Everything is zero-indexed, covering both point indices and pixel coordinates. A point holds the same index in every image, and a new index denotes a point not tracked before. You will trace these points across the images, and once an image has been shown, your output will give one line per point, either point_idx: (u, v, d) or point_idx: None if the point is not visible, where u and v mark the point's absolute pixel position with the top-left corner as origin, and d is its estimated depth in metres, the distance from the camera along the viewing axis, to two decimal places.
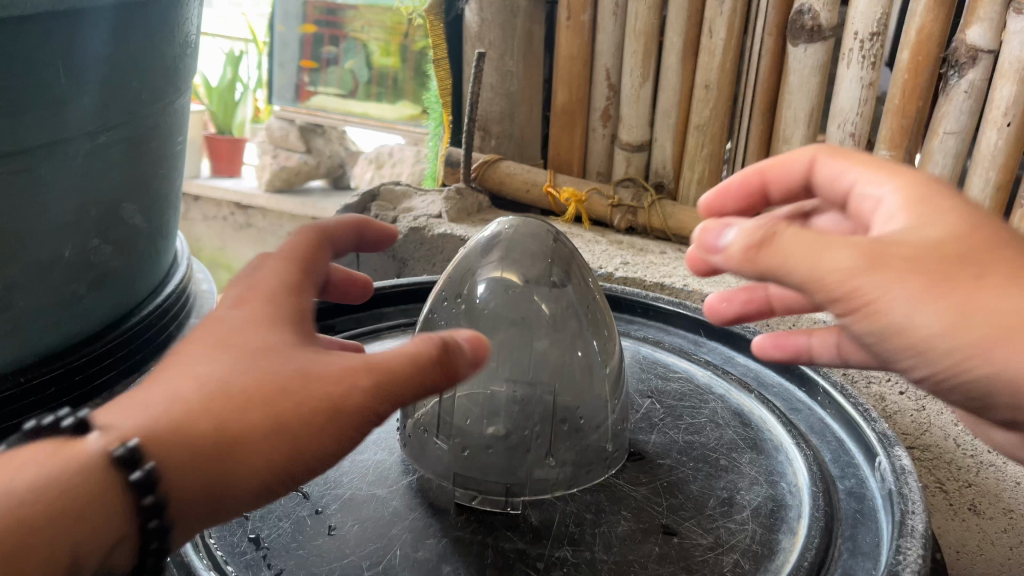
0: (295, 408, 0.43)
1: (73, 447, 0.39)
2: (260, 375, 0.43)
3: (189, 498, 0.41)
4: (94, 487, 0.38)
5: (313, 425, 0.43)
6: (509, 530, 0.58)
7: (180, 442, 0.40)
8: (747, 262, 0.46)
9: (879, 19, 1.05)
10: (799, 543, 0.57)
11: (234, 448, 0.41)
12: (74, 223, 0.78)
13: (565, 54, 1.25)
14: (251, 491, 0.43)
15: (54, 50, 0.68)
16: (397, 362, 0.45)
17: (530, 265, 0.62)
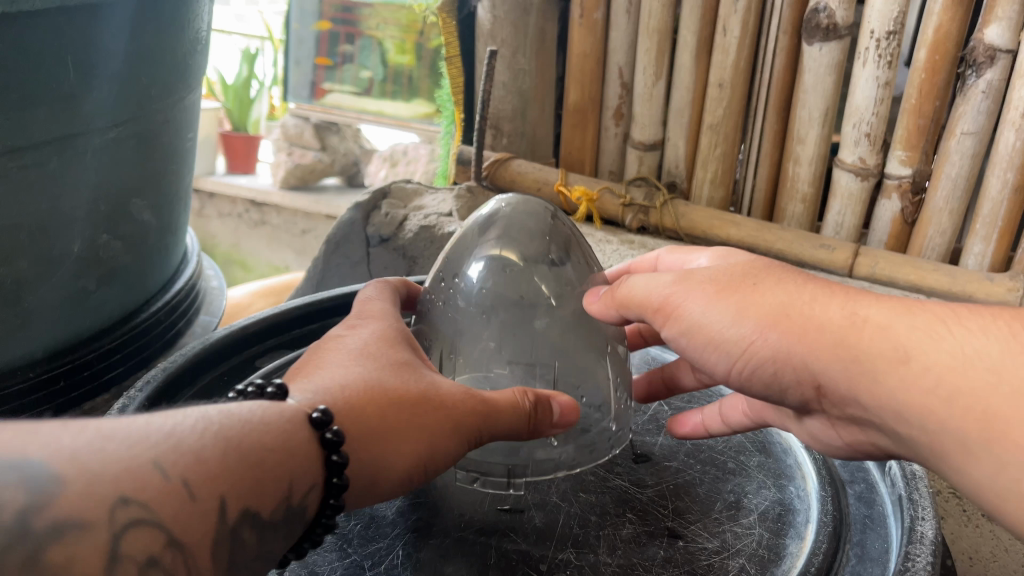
0: (446, 413, 0.49)
1: (279, 402, 0.44)
2: (422, 383, 0.49)
3: (356, 480, 0.46)
4: (305, 443, 0.43)
5: (447, 429, 0.49)
6: (512, 532, 0.57)
7: (355, 421, 0.46)
8: (611, 307, 0.57)
9: (896, 18, 1.04)
10: (807, 547, 0.56)
11: (391, 440, 0.47)
12: (84, 218, 0.79)
13: (577, 52, 1.25)
14: (394, 486, 0.48)
15: (63, 45, 0.68)
16: (509, 405, 0.52)
17: (527, 243, 0.61)
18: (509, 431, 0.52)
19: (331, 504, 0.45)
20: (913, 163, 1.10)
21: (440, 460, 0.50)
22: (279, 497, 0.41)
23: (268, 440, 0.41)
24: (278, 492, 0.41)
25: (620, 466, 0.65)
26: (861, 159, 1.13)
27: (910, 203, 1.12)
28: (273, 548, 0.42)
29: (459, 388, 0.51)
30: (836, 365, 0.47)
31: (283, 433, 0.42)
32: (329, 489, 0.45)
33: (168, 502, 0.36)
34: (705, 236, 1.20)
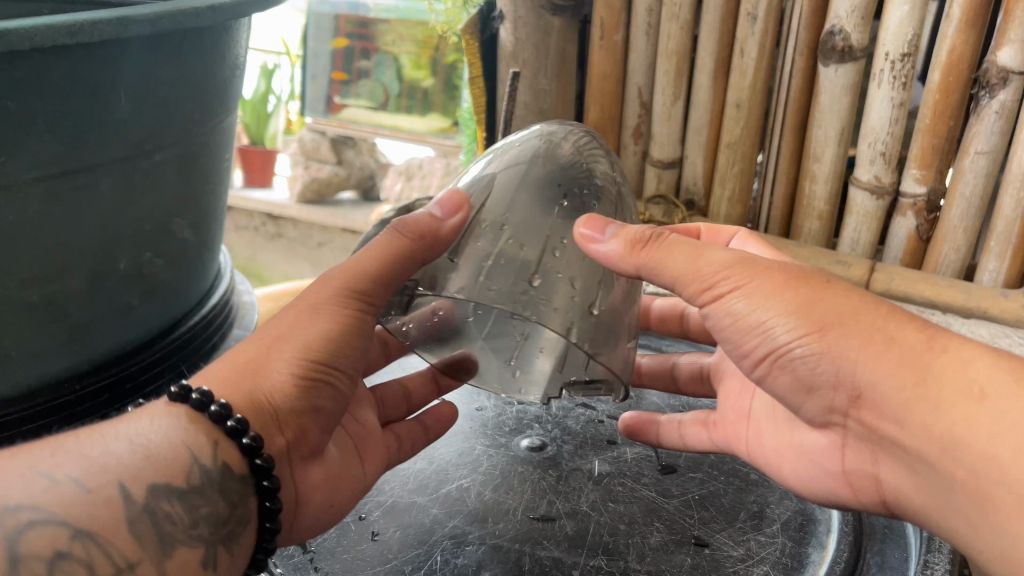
0: (295, 305, 0.62)
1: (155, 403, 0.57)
2: (279, 310, 0.63)
3: (254, 409, 0.57)
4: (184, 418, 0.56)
5: (307, 313, 0.61)
6: (545, 540, 0.60)
7: (228, 378, 0.58)
8: (633, 257, 0.59)
9: (911, 40, 1.06)
10: (828, 556, 0.58)
11: (279, 344, 0.60)
12: (130, 237, 0.82)
13: (597, 72, 1.26)
14: (300, 392, 0.59)
15: (112, 71, 0.72)
16: (363, 252, 0.63)
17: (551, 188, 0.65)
18: (401, 262, 0.63)
19: (245, 442, 0.56)
20: (928, 181, 1.13)
21: (323, 342, 0.60)
22: (184, 464, 0.54)
23: (158, 446, 0.54)
24: (182, 460, 0.54)
25: (648, 477, 0.68)
26: (876, 178, 1.15)
27: (925, 221, 1.15)
28: (212, 500, 0.54)
29: (324, 277, 0.63)
30: (898, 378, 0.53)
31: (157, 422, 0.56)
32: (235, 434, 0.56)
33: (85, 501, 0.49)
34: None
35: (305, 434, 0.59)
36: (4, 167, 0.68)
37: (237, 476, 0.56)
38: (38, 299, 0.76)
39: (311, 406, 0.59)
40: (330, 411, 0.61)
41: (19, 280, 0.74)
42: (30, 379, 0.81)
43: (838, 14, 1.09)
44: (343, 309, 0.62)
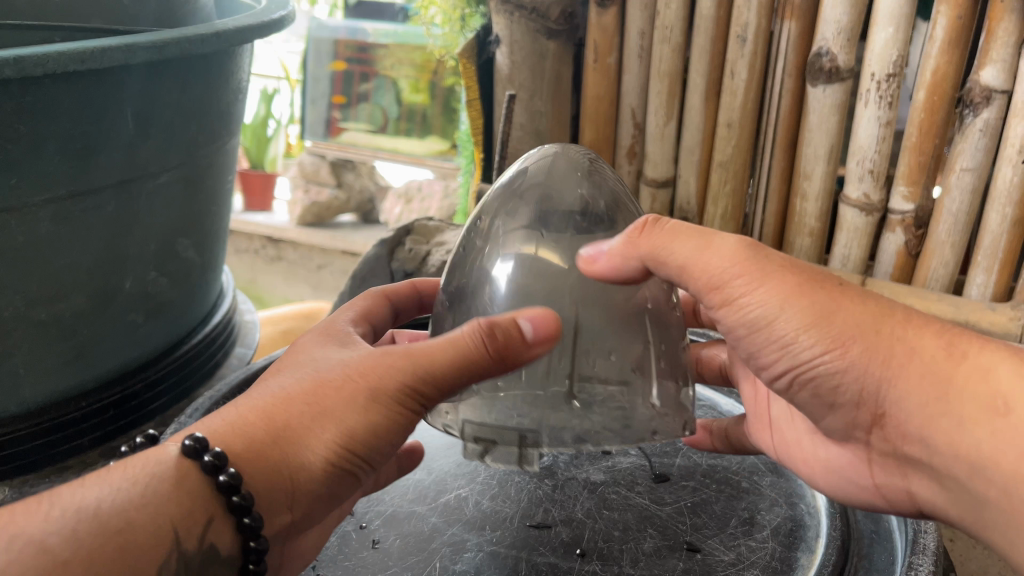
0: (349, 383, 0.52)
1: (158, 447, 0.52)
2: (331, 365, 0.54)
3: (266, 489, 0.52)
4: (176, 473, 0.51)
5: (361, 400, 0.52)
6: (541, 547, 0.62)
7: (240, 437, 0.51)
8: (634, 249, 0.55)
9: (895, 61, 1.09)
10: (817, 560, 0.60)
11: (307, 429, 0.52)
12: (136, 256, 0.84)
13: (592, 94, 1.30)
14: (321, 478, 0.53)
15: (122, 97, 0.75)
16: (439, 342, 0.52)
17: (563, 185, 0.63)
18: (466, 371, 0.52)
19: (245, 523, 0.51)
20: (916, 198, 1.15)
21: (363, 434, 0.52)
22: (163, 546, 0.49)
23: (139, 513, 0.48)
24: (161, 543, 0.49)
25: (641, 485, 0.70)
26: (865, 195, 1.18)
27: (913, 236, 1.17)
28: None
29: (391, 353, 0.53)
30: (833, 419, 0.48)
31: (151, 481, 0.50)
32: (232, 509, 0.51)
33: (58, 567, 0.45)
34: None
35: (311, 511, 0.54)
36: (16, 190, 0.70)
37: (223, 556, 0.52)
38: (47, 317, 0.78)
39: (331, 490, 0.54)
40: (345, 492, 0.55)
41: (29, 299, 0.76)
42: (38, 397, 0.83)
43: (825, 36, 1.12)
44: (388, 398, 0.52)
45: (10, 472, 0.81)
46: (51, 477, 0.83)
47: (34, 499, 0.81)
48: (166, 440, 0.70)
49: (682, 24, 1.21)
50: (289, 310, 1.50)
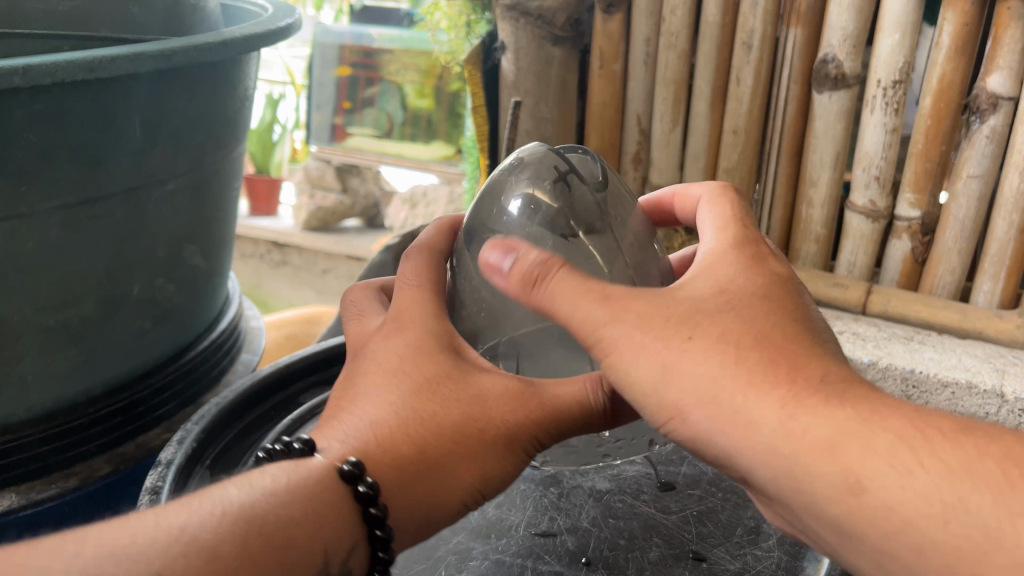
0: (495, 425, 0.53)
1: (304, 465, 0.52)
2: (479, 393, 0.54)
3: (404, 515, 0.53)
4: (329, 491, 0.51)
5: (501, 448, 0.54)
6: (547, 555, 0.62)
7: (390, 462, 0.52)
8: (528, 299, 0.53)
9: (901, 68, 1.09)
10: (822, 569, 0.60)
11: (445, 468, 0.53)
12: (144, 264, 0.85)
13: (598, 102, 1.29)
14: (446, 511, 0.55)
15: (130, 105, 0.75)
16: (557, 398, 0.55)
17: (551, 198, 0.65)
18: (574, 424, 0.56)
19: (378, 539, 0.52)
20: (922, 205, 1.15)
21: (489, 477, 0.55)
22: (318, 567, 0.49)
23: (302, 532, 0.49)
24: (315, 561, 0.49)
25: (647, 493, 0.70)
26: (871, 202, 1.18)
27: (919, 243, 1.17)
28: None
29: (529, 402, 0.54)
30: None
31: (308, 502, 0.50)
32: (371, 527, 0.52)
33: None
34: None
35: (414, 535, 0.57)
36: (25, 197, 0.71)
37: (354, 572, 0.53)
38: (55, 324, 0.79)
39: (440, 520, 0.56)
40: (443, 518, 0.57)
41: (38, 306, 0.76)
42: (46, 402, 0.83)
43: (831, 43, 1.12)
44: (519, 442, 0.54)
45: (17, 478, 0.81)
46: (58, 483, 0.83)
47: (40, 505, 0.81)
48: (173, 446, 0.71)
49: (688, 31, 1.21)
50: (293, 314, 1.50)
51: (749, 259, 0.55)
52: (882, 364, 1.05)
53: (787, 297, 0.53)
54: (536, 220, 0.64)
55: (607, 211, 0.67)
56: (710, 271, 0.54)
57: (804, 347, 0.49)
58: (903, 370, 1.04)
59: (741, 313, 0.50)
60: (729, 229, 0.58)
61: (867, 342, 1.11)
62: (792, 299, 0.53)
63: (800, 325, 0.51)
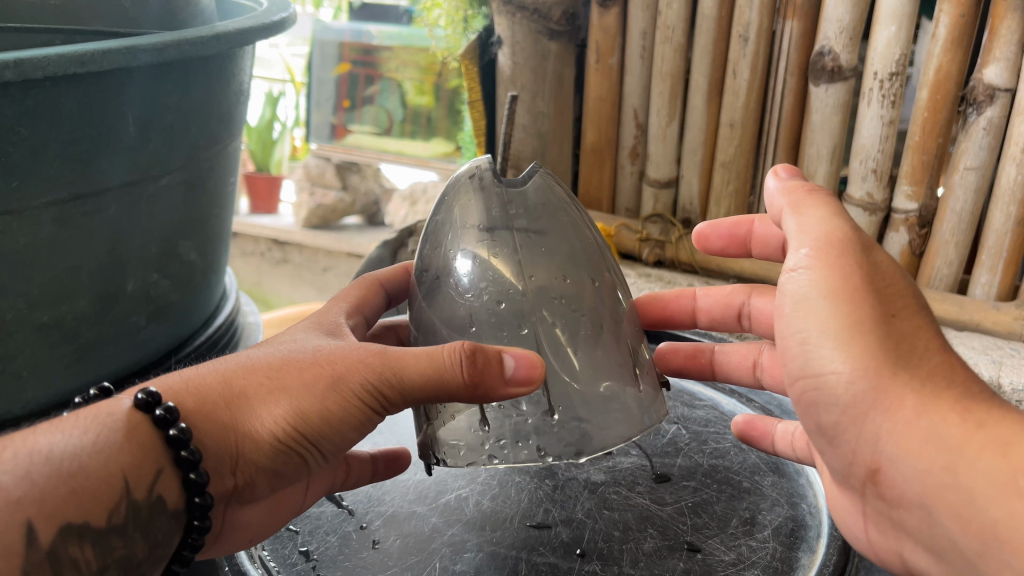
0: (313, 367, 0.52)
1: (110, 403, 0.51)
2: (304, 349, 0.54)
3: (212, 453, 0.51)
4: (128, 423, 0.50)
5: (321, 388, 0.52)
6: (542, 547, 0.62)
7: (195, 396, 0.51)
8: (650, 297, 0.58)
9: (898, 59, 1.09)
10: (818, 560, 0.60)
11: (255, 405, 0.51)
12: (138, 259, 0.85)
13: (594, 95, 1.30)
14: (270, 452, 0.52)
15: (123, 101, 0.75)
16: (418, 353, 0.52)
17: (487, 202, 0.59)
18: (437, 385, 0.51)
19: (189, 477, 0.51)
20: (919, 197, 1.15)
21: (326, 425, 0.52)
22: (112, 492, 0.49)
23: (92, 459, 0.48)
24: (110, 485, 0.49)
25: (642, 485, 0.69)
26: (868, 194, 1.17)
27: (917, 236, 1.17)
28: (131, 540, 0.50)
29: (364, 349, 0.53)
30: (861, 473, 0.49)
31: (102, 430, 0.50)
32: (179, 463, 0.51)
33: (13, 505, 0.46)
34: (720, 269, 1.27)
35: (256, 486, 0.54)
36: (17, 192, 0.71)
37: (169, 510, 0.52)
38: (49, 320, 0.79)
39: (273, 467, 0.53)
40: (291, 473, 0.54)
41: (32, 301, 0.77)
42: (41, 398, 0.83)
43: (827, 36, 1.11)
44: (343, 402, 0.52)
45: None
46: None
47: None
48: None
49: (684, 24, 1.21)
50: (292, 310, 1.50)
51: (854, 256, 0.54)
52: None
53: (898, 297, 0.53)
54: (492, 209, 0.59)
55: (578, 232, 0.60)
56: (812, 281, 0.54)
57: (909, 352, 0.50)
58: None
59: (846, 325, 0.51)
60: (836, 221, 0.56)
61: None
62: (899, 301, 0.52)
63: (909, 327, 0.51)
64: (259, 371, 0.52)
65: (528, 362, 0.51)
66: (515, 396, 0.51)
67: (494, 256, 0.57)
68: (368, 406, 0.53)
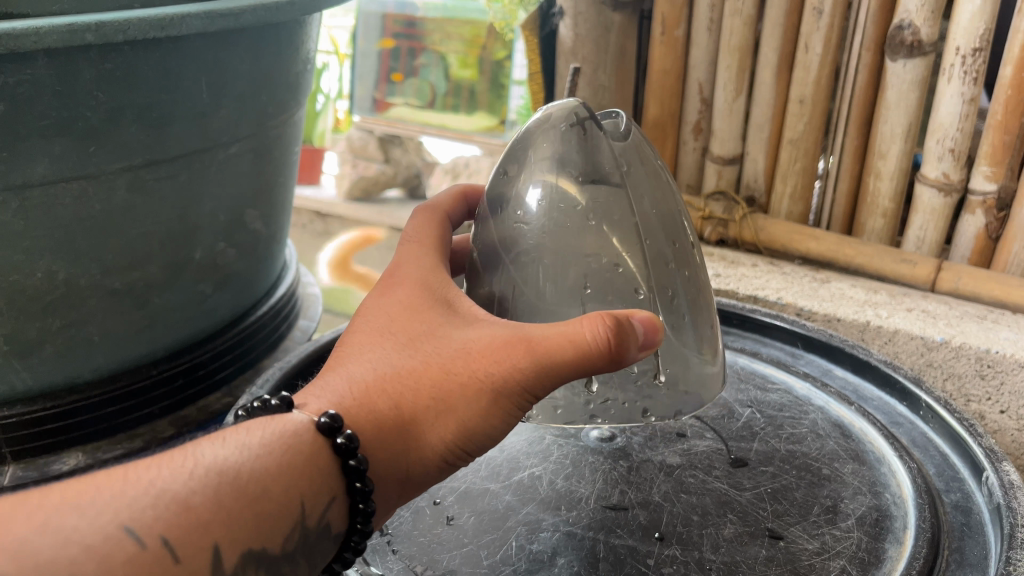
0: (472, 377, 0.53)
1: (287, 419, 0.52)
2: (451, 349, 0.54)
3: (384, 474, 0.54)
4: (309, 446, 0.51)
5: (485, 401, 0.53)
6: (618, 529, 0.61)
7: (369, 417, 0.53)
8: None
9: (982, 34, 1.04)
10: (906, 552, 0.58)
11: (424, 423, 0.53)
12: (206, 227, 0.84)
13: (658, 68, 1.27)
14: (436, 466, 0.55)
15: (194, 65, 0.74)
16: (560, 338, 0.51)
17: (581, 151, 0.60)
18: (586, 368, 0.51)
19: (356, 486, 0.52)
20: (999, 178, 1.10)
21: (485, 433, 0.54)
22: (292, 521, 0.50)
23: (275, 483, 0.49)
24: (291, 514, 0.50)
25: (719, 470, 0.68)
26: (944, 174, 1.13)
27: (994, 219, 1.13)
28: (296, 565, 0.51)
29: (510, 343, 0.52)
30: None
31: (287, 452, 0.50)
32: (351, 490, 0.53)
33: (203, 526, 0.46)
34: (785, 250, 1.23)
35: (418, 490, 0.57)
36: (94, 157, 0.71)
37: (333, 534, 0.53)
38: (121, 285, 0.79)
39: (433, 478, 0.56)
40: (449, 473, 0.57)
41: (104, 267, 0.77)
42: (110, 363, 0.83)
43: (907, 8, 1.07)
44: (502, 409, 0.53)
45: (78, 438, 0.81)
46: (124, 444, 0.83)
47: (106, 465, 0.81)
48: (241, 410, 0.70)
49: None
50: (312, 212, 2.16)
51: None
52: (955, 342, 0.97)
53: None
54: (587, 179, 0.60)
55: (658, 179, 0.63)
56: None
57: None
58: (977, 350, 0.96)
59: None
60: None
61: (938, 320, 1.03)
62: None
63: None
64: (410, 388, 0.53)
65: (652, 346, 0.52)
66: (641, 360, 0.52)
67: (587, 215, 0.59)
68: (521, 406, 0.54)
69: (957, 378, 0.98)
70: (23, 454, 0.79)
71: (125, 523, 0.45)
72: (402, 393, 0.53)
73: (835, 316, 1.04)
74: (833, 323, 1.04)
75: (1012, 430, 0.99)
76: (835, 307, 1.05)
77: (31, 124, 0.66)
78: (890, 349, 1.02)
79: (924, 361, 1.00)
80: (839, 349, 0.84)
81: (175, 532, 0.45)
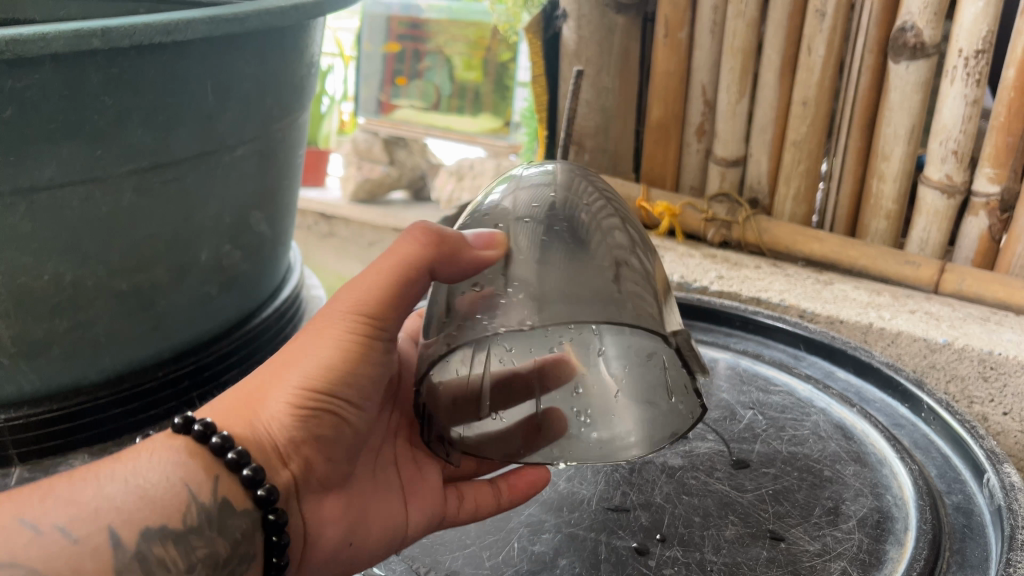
0: (309, 329, 0.58)
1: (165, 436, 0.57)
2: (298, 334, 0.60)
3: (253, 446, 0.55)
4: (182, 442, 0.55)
5: (321, 341, 0.57)
6: (620, 530, 0.61)
7: (222, 408, 0.57)
8: None
9: (986, 36, 1.04)
10: (907, 553, 0.58)
11: (282, 369, 0.57)
12: (212, 230, 0.85)
13: (661, 70, 1.27)
14: (305, 427, 0.56)
15: (199, 69, 0.75)
16: (360, 273, 0.59)
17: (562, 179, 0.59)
18: (409, 271, 0.58)
19: (228, 457, 0.54)
20: (1002, 180, 1.10)
21: (336, 372, 0.57)
22: (181, 498, 0.53)
23: (149, 471, 0.53)
24: (178, 491, 0.53)
25: (720, 471, 0.68)
26: (947, 176, 1.13)
27: (998, 221, 1.13)
28: (212, 540, 0.53)
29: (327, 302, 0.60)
30: None
31: (159, 449, 0.55)
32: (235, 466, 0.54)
33: (90, 513, 0.51)
34: (789, 251, 1.23)
35: (315, 464, 0.57)
36: (101, 160, 0.71)
37: (240, 510, 0.55)
38: (128, 288, 0.79)
39: (317, 443, 0.57)
40: (341, 446, 0.58)
41: (111, 269, 0.77)
42: (118, 365, 0.84)
43: (910, 10, 1.07)
44: (349, 343, 0.57)
45: (85, 439, 0.82)
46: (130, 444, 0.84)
47: None
48: None
49: None
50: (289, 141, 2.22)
51: None
52: (958, 344, 0.97)
53: None
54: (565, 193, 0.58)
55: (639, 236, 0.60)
56: None
57: None
58: (980, 351, 0.96)
59: None
60: None
61: (941, 322, 1.03)
62: None
63: None
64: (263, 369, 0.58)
65: (483, 258, 0.56)
66: (486, 251, 0.56)
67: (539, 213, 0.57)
68: (367, 335, 0.58)
69: (959, 379, 0.98)
70: (30, 455, 0.80)
71: (21, 519, 0.50)
72: (258, 380, 0.58)
73: (838, 317, 1.04)
74: (835, 325, 1.04)
75: (1014, 432, 0.99)
76: (838, 309, 1.05)
77: (39, 128, 0.67)
78: (892, 350, 1.02)
79: (926, 362, 1.00)
80: (841, 351, 0.84)
81: (63, 518, 0.50)
